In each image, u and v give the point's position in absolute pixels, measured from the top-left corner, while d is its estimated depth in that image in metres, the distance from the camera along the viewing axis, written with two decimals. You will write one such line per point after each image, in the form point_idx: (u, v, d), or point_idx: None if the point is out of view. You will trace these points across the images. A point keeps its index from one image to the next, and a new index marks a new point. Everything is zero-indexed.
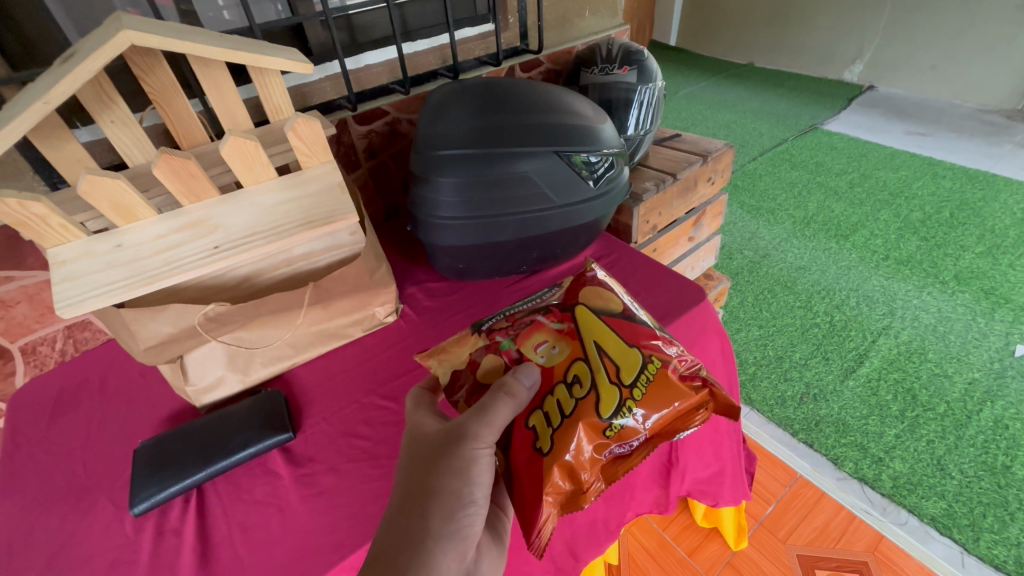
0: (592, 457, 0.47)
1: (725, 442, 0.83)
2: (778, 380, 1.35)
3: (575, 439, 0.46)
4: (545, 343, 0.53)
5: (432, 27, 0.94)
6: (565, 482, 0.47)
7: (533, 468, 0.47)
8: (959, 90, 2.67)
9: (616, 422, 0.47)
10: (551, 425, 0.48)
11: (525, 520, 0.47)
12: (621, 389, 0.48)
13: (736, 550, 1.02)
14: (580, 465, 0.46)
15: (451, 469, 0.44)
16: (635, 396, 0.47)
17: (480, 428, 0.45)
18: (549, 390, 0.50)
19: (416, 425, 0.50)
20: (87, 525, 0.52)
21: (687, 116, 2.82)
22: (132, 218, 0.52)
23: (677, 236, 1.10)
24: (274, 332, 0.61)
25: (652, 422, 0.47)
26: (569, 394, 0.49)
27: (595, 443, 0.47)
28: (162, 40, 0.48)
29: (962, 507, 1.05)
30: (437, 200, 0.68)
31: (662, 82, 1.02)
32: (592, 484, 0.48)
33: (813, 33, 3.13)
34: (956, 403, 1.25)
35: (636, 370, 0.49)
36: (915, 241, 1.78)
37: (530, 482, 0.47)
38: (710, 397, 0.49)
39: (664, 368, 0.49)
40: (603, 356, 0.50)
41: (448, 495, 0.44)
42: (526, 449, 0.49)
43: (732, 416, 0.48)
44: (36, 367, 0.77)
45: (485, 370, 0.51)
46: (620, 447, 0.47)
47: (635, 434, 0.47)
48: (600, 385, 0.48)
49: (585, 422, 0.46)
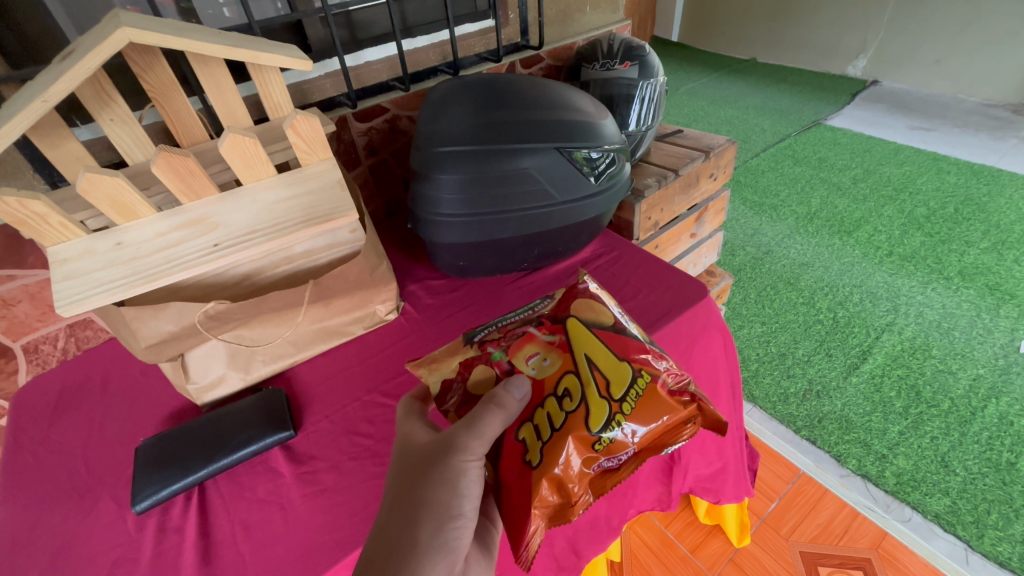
0: (580, 471, 0.46)
1: (728, 439, 0.83)
2: (780, 377, 1.34)
3: (564, 452, 0.45)
4: (536, 355, 0.52)
5: (432, 23, 0.94)
6: (553, 495, 0.46)
7: (523, 481, 0.46)
8: (964, 84, 2.65)
9: (604, 436, 0.46)
10: (540, 438, 0.47)
11: (513, 533, 0.46)
12: (610, 402, 0.47)
13: (739, 547, 1.01)
14: (569, 478, 0.46)
15: (441, 480, 0.44)
16: (624, 410, 0.46)
17: (470, 440, 0.44)
18: (539, 403, 0.49)
19: (405, 435, 0.49)
20: (90, 523, 0.52)
21: (689, 112, 2.81)
22: (132, 216, 0.52)
23: (679, 233, 1.10)
24: (275, 329, 0.61)
25: (641, 436, 0.46)
26: (559, 407, 0.48)
27: (584, 457, 0.46)
28: (161, 37, 0.48)
29: (966, 504, 1.04)
30: (437, 197, 0.68)
31: (663, 77, 1.01)
32: (581, 497, 0.47)
33: (816, 27, 3.11)
34: (960, 399, 1.25)
35: (625, 384, 0.48)
36: (919, 236, 1.77)
37: (519, 495, 0.46)
38: (699, 412, 0.49)
39: (653, 382, 0.48)
40: (593, 370, 0.49)
41: (438, 506, 0.44)
42: (515, 462, 0.48)
43: (719, 431, 0.48)
44: (39, 366, 0.78)
45: (476, 381, 0.51)
46: (609, 461, 0.47)
47: (624, 448, 0.46)
48: (590, 398, 0.47)
49: (574, 436, 0.45)
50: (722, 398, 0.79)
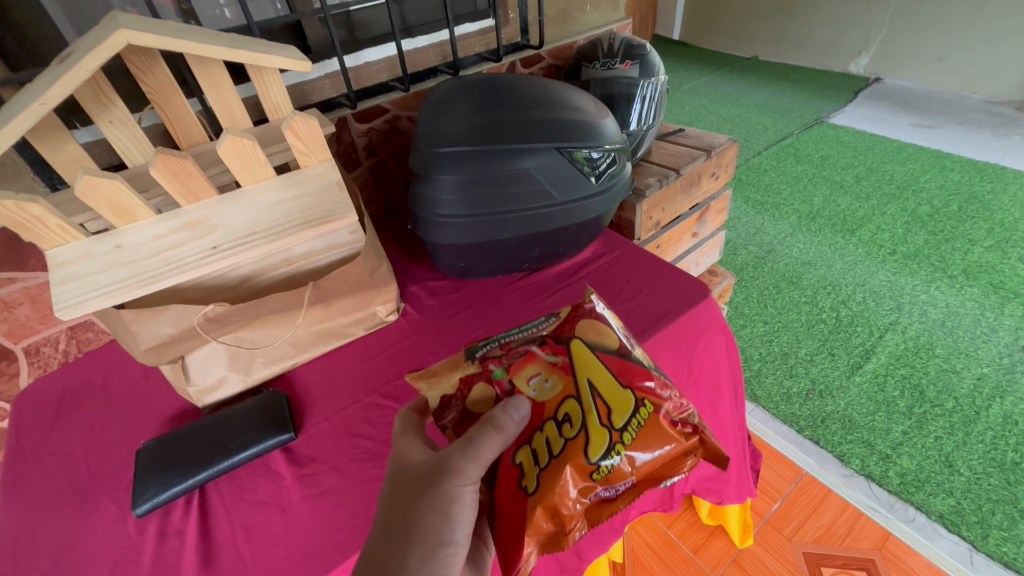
0: (577, 500, 0.45)
1: (729, 440, 0.83)
2: (783, 376, 1.34)
3: (562, 480, 0.44)
4: (537, 375, 0.51)
5: (432, 23, 0.94)
6: (548, 523, 0.44)
7: (519, 508, 0.45)
8: (967, 81, 2.63)
9: (603, 464, 0.45)
10: (539, 465, 0.46)
11: (506, 560, 0.45)
12: (611, 431, 0.46)
13: (741, 548, 1.01)
14: (565, 506, 0.45)
15: (433, 504, 0.43)
16: (626, 441, 0.46)
17: (465, 464, 0.43)
18: (538, 426, 0.48)
19: (400, 454, 0.48)
20: (90, 526, 0.52)
21: (691, 111, 2.80)
22: (130, 219, 0.52)
23: (680, 232, 1.09)
24: (275, 331, 0.60)
25: (640, 466, 0.46)
26: (558, 433, 0.47)
27: (581, 485, 0.45)
28: (159, 39, 0.48)
29: (970, 504, 1.04)
30: (437, 197, 0.68)
31: (664, 76, 1.01)
32: (576, 526, 0.45)
33: (818, 25, 3.10)
34: (964, 398, 1.24)
35: (628, 413, 0.47)
36: (923, 235, 1.76)
37: (513, 521, 0.45)
38: (699, 443, 0.49)
39: (656, 413, 0.47)
40: (595, 396, 0.48)
41: (428, 530, 0.43)
42: (510, 488, 0.47)
43: (720, 466, 0.47)
44: (40, 368, 0.78)
45: (475, 399, 0.49)
46: (607, 490, 0.46)
47: (622, 478, 0.45)
48: (591, 426, 0.46)
49: (573, 464, 0.44)
50: (724, 398, 0.78)
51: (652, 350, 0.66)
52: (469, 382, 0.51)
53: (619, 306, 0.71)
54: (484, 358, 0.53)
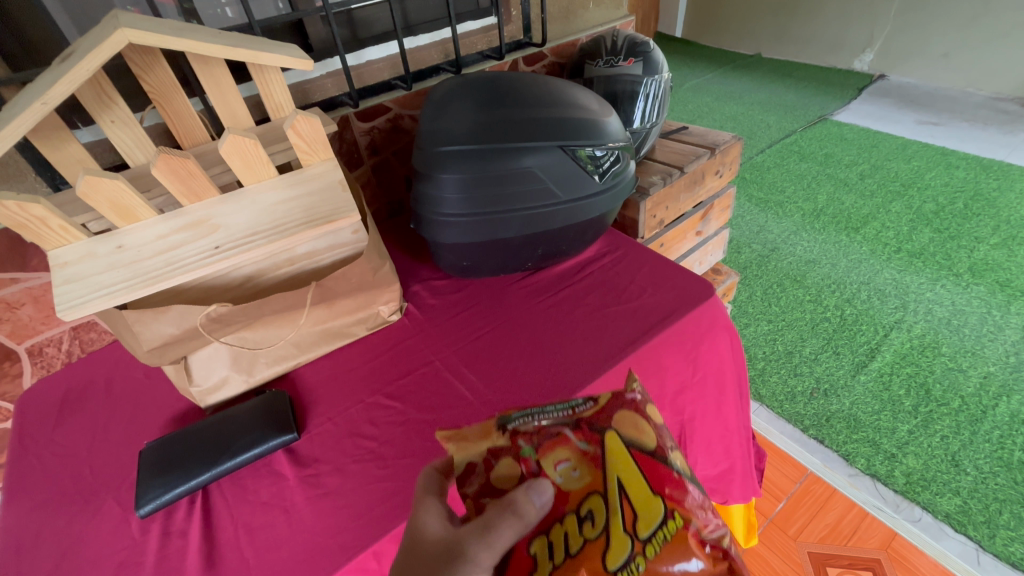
0: None
1: (734, 439, 0.82)
2: (787, 375, 1.33)
3: None
4: (567, 462, 0.41)
5: (434, 21, 0.93)
6: None
7: None
8: (972, 77, 2.61)
9: None
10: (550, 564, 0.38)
11: None
12: (634, 541, 0.38)
13: (746, 548, 1.01)
14: None
15: None
16: (649, 554, 0.37)
17: (478, 551, 0.36)
18: (556, 519, 0.39)
19: (417, 523, 0.41)
20: (93, 527, 0.52)
21: (694, 108, 2.79)
22: (132, 219, 0.52)
23: (684, 231, 1.09)
24: (278, 331, 0.60)
25: None
26: (579, 531, 0.39)
27: None
28: (161, 38, 0.48)
29: (977, 504, 1.03)
30: (440, 197, 0.67)
31: (668, 73, 1.00)
32: None
33: (822, 21, 3.08)
34: (971, 397, 1.23)
35: (655, 525, 0.38)
36: (928, 233, 1.75)
37: None
38: None
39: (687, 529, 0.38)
40: (623, 497, 0.40)
41: None
42: None
43: None
44: (44, 368, 0.78)
45: (498, 475, 0.41)
46: None
47: None
48: (614, 530, 0.38)
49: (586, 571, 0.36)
50: (728, 397, 0.78)
51: (656, 350, 0.66)
52: (494, 453, 0.42)
53: (624, 306, 0.71)
54: (514, 429, 0.44)
